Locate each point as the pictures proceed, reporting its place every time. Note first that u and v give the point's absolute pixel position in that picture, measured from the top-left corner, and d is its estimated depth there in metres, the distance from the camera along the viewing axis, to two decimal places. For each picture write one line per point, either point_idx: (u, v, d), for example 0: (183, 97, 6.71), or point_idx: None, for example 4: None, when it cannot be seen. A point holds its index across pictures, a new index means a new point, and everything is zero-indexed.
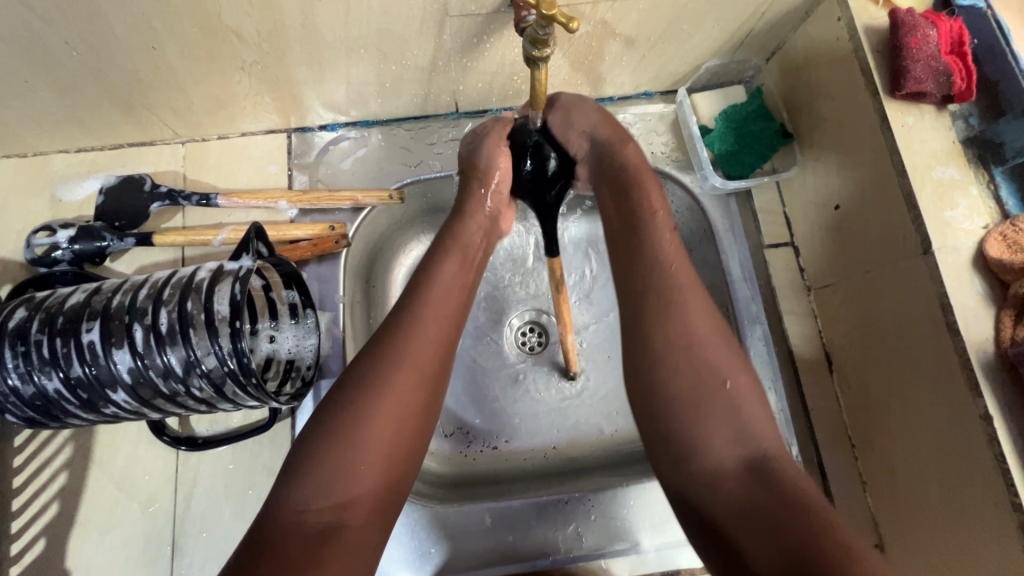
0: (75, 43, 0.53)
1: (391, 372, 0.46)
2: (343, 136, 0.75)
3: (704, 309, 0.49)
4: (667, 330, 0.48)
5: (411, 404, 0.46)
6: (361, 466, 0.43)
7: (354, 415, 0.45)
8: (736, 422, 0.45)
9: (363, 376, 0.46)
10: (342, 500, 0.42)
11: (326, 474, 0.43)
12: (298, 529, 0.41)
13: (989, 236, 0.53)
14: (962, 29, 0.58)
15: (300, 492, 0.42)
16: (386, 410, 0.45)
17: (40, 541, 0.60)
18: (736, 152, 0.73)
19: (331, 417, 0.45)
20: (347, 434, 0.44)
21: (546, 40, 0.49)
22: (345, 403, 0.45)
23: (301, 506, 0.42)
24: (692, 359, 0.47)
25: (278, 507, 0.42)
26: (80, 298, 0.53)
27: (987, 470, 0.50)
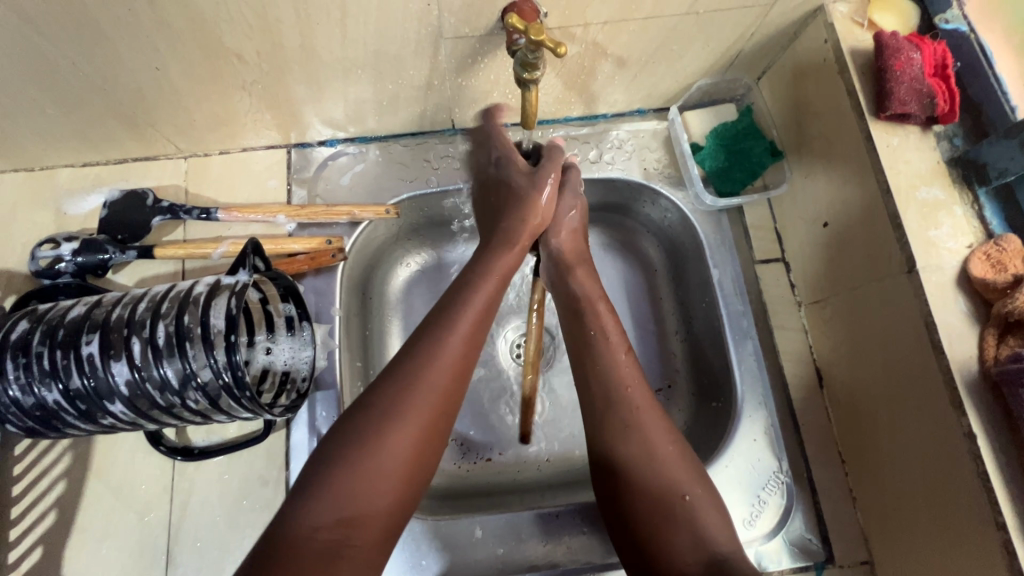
0: (82, 63, 0.55)
1: (410, 396, 0.47)
2: (342, 151, 0.77)
3: (664, 430, 0.52)
4: (624, 439, 0.51)
5: (426, 425, 0.47)
6: (373, 485, 0.44)
7: (374, 436, 0.45)
8: (695, 534, 0.46)
9: (384, 398, 0.47)
10: (350, 518, 0.43)
11: (338, 493, 0.43)
12: (309, 541, 0.41)
13: (973, 255, 0.54)
14: (945, 52, 0.59)
15: (312, 507, 0.42)
16: (402, 433, 0.46)
17: (37, 550, 0.61)
18: (726, 169, 0.75)
19: (351, 434, 0.45)
20: (362, 452, 0.44)
21: (535, 63, 0.50)
22: (362, 425, 0.46)
23: (314, 524, 0.41)
24: (647, 467, 0.49)
25: (288, 522, 0.42)
26: (81, 311, 0.54)
27: (972, 488, 0.50)
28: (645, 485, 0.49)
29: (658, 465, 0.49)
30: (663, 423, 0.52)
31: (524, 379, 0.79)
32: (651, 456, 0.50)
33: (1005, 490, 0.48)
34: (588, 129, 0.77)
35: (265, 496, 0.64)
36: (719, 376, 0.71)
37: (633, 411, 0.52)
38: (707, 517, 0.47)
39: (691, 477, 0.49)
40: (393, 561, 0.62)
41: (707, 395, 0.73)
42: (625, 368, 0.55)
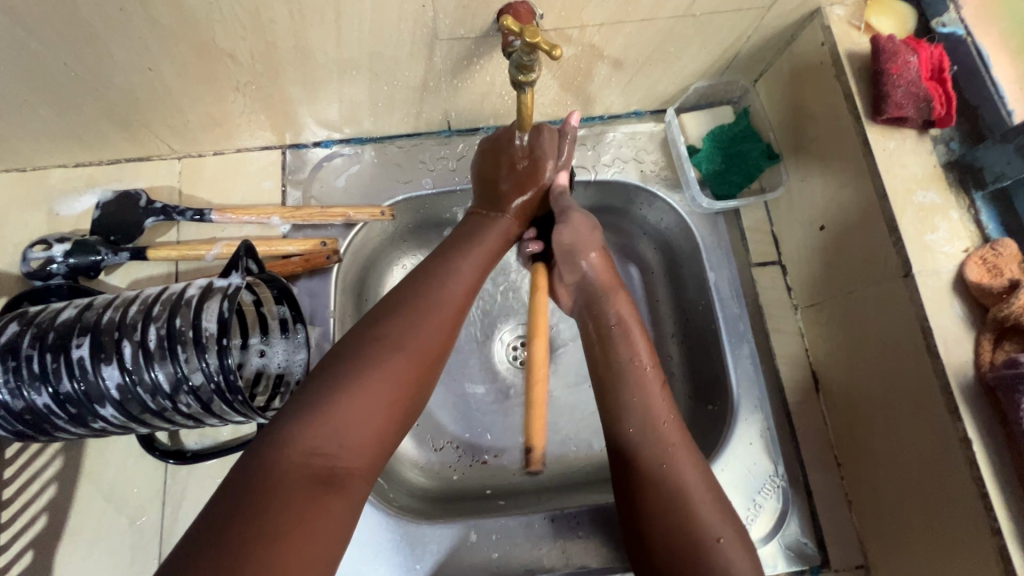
0: (73, 64, 0.54)
1: (406, 331, 0.49)
2: (337, 153, 0.76)
3: (692, 464, 0.52)
4: (654, 475, 0.51)
5: (418, 360, 0.49)
6: (372, 407, 0.44)
7: (372, 363, 0.46)
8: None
9: (377, 333, 0.49)
10: (351, 446, 0.42)
11: (342, 417, 0.42)
12: (309, 466, 0.40)
13: (969, 259, 0.54)
14: (942, 56, 0.59)
15: (313, 430, 0.41)
16: (400, 366, 0.47)
17: (28, 553, 0.61)
18: (724, 171, 0.74)
19: (355, 360, 0.46)
20: (365, 381, 0.45)
21: (531, 65, 0.50)
22: (361, 356, 0.46)
23: (315, 446, 0.40)
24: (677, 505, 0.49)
25: (287, 439, 0.40)
26: (72, 313, 0.54)
27: (968, 493, 0.50)
28: (681, 526, 0.47)
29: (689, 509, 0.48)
30: (692, 458, 0.52)
31: (520, 381, 0.78)
32: (682, 498, 0.49)
33: (1000, 495, 0.48)
34: (585, 131, 0.77)
35: None
36: (715, 379, 0.71)
37: (665, 447, 0.53)
38: (737, 559, 0.46)
39: (721, 521, 0.48)
40: (386, 565, 0.62)
41: (703, 398, 0.72)
42: (654, 402, 0.56)
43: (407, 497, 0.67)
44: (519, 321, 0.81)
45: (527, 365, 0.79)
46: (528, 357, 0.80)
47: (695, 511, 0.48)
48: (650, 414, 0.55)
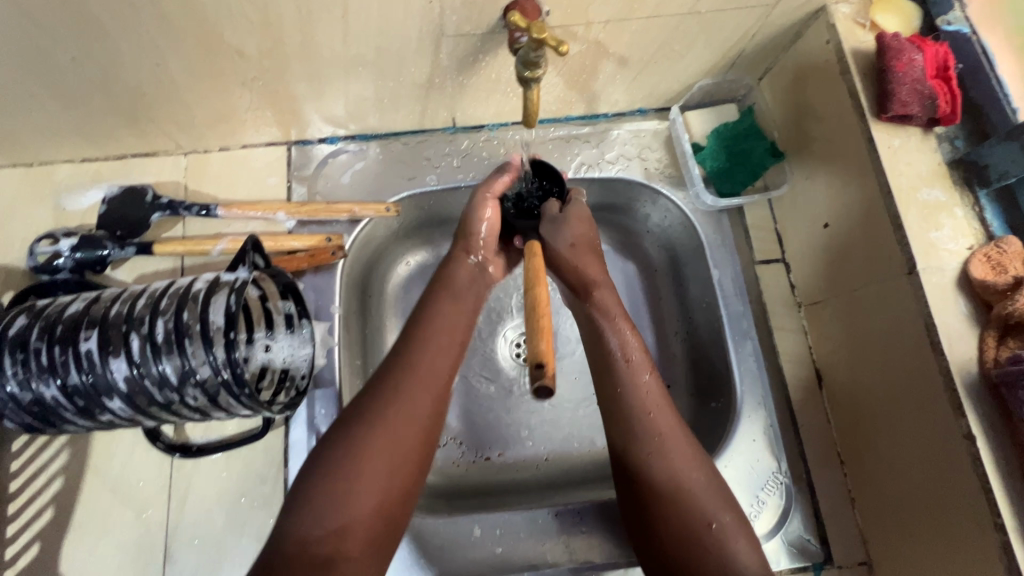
0: (82, 59, 0.54)
1: (388, 402, 0.49)
2: (343, 149, 0.76)
3: (687, 450, 0.52)
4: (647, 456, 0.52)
5: (409, 431, 0.49)
6: (361, 491, 0.46)
7: (357, 446, 0.47)
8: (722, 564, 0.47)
9: (362, 408, 0.49)
10: (340, 529, 0.44)
11: (326, 504, 0.45)
12: (303, 556, 0.43)
13: (974, 256, 0.54)
14: (948, 54, 0.59)
15: (302, 522, 0.44)
16: (380, 444, 0.48)
17: (34, 546, 0.61)
18: (728, 169, 0.74)
19: (337, 443, 0.48)
20: (349, 465, 0.46)
21: (537, 61, 0.51)
22: (347, 439, 0.48)
23: (303, 536, 0.43)
24: (676, 499, 0.50)
25: (281, 538, 0.44)
26: (80, 307, 0.54)
27: (971, 490, 0.50)
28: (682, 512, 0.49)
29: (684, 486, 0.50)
30: (688, 446, 0.53)
31: (523, 378, 0.78)
32: (681, 490, 0.50)
33: (1004, 491, 0.48)
34: (589, 129, 0.77)
35: (264, 493, 0.64)
36: (719, 377, 0.71)
37: (655, 437, 0.53)
38: (739, 548, 0.47)
39: (721, 507, 0.50)
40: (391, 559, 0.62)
41: (706, 395, 0.73)
42: (648, 392, 0.55)
43: None
44: (522, 318, 0.81)
45: None
46: None
47: (690, 498, 0.50)
48: (648, 414, 0.54)
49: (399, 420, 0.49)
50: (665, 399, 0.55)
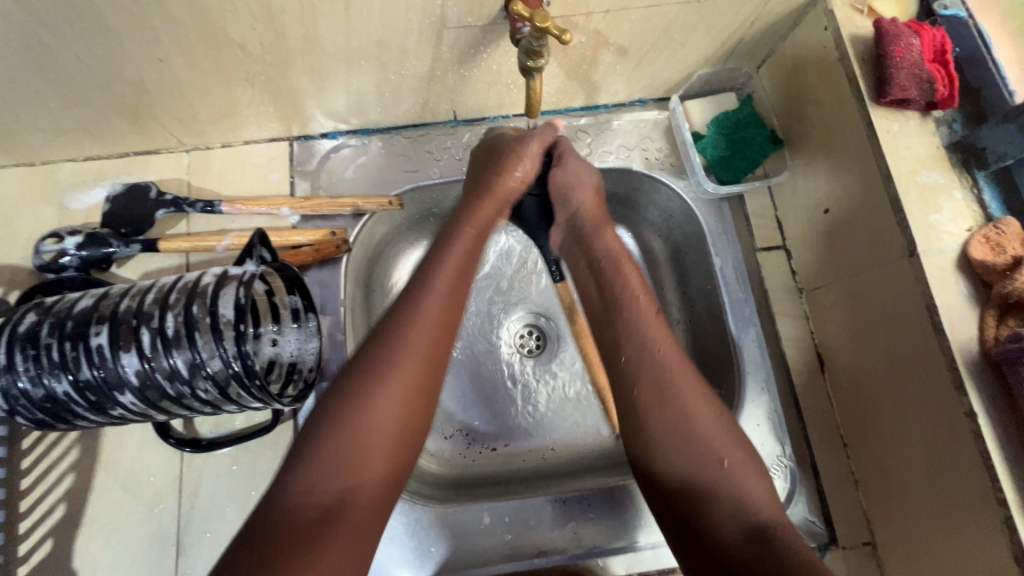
0: (85, 56, 0.55)
1: (392, 357, 0.49)
2: (344, 144, 0.77)
3: (700, 396, 0.53)
4: (648, 388, 0.54)
5: (412, 389, 0.49)
6: (365, 446, 0.46)
7: (359, 404, 0.47)
8: (736, 501, 0.48)
9: (368, 368, 0.49)
10: (345, 485, 0.45)
11: (326, 461, 0.45)
12: (301, 510, 0.43)
13: (973, 238, 0.55)
14: (945, 38, 0.60)
15: (302, 479, 0.44)
16: (381, 406, 0.47)
17: (47, 542, 0.61)
18: (728, 158, 0.75)
19: (333, 399, 0.48)
20: (348, 421, 0.46)
21: (540, 51, 0.52)
22: (349, 393, 0.48)
23: (303, 492, 0.43)
24: (712, 438, 0.51)
25: (281, 493, 0.44)
26: (89, 302, 0.54)
27: (974, 466, 0.51)
28: (684, 444, 0.51)
29: (675, 399, 0.53)
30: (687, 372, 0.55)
31: (528, 369, 0.79)
32: (692, 427, 0.52)
33: (1006, 468, 0.49)
34: (589, 120, 0.77)
35: None
36: (722, 363, 0.72)
37: (655, 355, 0.56)
38: (753, 489, 0.49)
39: (726, 441, 0.51)
40: (399, 547, 0.63)
41: (709, 381, 0.74)
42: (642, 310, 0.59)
43: (422, 485, 0.68)
44: (526, 311, 0.81)
45: (535, 352, 0.80)
46: (535, 345, 0.80)
47: (698, 433, 0.52)
48: (655, 352, 0.56)
49: (407, 380, 0.49)
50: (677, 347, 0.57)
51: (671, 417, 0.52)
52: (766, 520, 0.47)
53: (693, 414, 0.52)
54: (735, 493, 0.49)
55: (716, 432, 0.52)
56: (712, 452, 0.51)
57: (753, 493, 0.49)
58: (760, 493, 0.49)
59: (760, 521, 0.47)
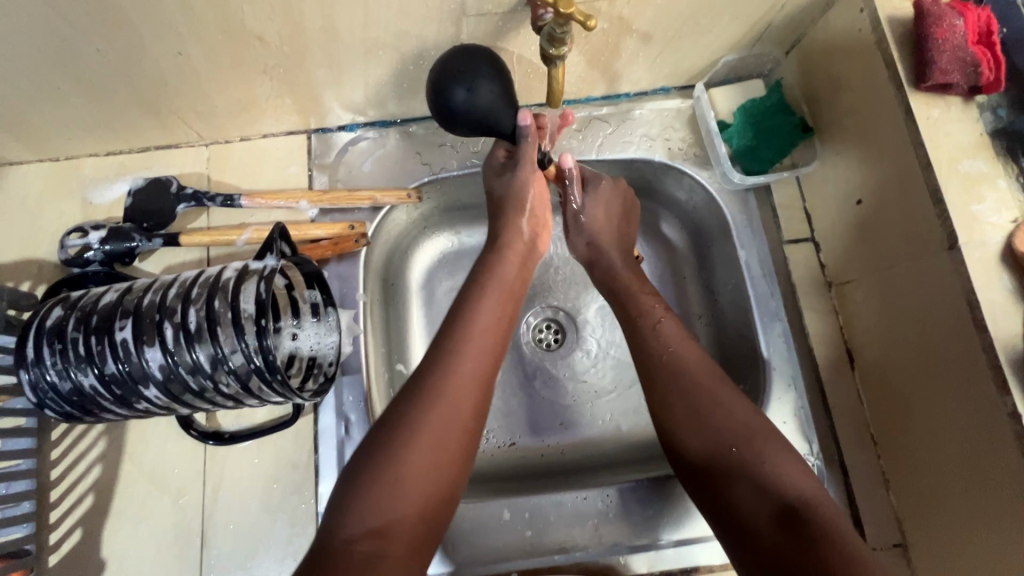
0: (105, 50, 0.55)
1: (438, 393, 0.49)
2: (362, 136, 0.76)
3: (717, 381, 0.55)
4: (667, 384, 0.56)
5: (458, 428, 0.49)
6: (410, 483, 0.46)
7: (408, 439, 0.47)
8: (760, 485, 0.49)
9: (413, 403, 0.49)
10: (382, 528, 0.44)
11: (372, 500, 0.45)
12: (345, 552, 0.43)
13: (1018, 230, 0.52)
14: (990, 18, 0.57)
15: (347, 517, 0.44)
16: (426, 442, 0.47)
17: (76, 532, 0.63)
18: (755, 147, 0.73)
19: (386, 431, 0.48)
20: (395, 460, 0.46)
21: (562, 38, 0.50)
22: (398, 428, 0.48)
23: (348, 534, 0.43)
24: (731, 424, 0.52)
25: (328, 535, 0.44)
26: (113, 297, 0.55)
27: (1018, 469, 0.48)
28: (706, 437, 0.53)
29: (692, 387, 0.55)
30: (693, 348, 0.58)
31: (547, 363, 0.78)
32: (711, 418, 0.53)
33: None
34: (610, 109, 0.75)
35: (296, 480, 0.64)
36: (747, 359, 0.70)
37: (666, 347, 0.59)
38: (785, 469, 0.50)
39: (747, 426, 0.52)
40: None
41: (733, 376, 0.72)
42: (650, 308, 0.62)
43: None
44: (544, 305, 0.80)
45: (553, 347, 0.79)
46: (554, 340, 0.79)
47: (718, 420, 0.53)
48: (672, 353, 0.58)
49: (444, 418, 0.49)
50: (683, 334, 0.60)
51: (685, 421, 0.54)
52: (798, 500, 0.48)
53: (720, 400, 0.54)
54: (761, 479, 0.50)
55: (736, 413, 0.53)
56: (734, 438, 0.52)
57: (784, 478, 0.49)
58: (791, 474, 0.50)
59: (794, 500, 0.48)
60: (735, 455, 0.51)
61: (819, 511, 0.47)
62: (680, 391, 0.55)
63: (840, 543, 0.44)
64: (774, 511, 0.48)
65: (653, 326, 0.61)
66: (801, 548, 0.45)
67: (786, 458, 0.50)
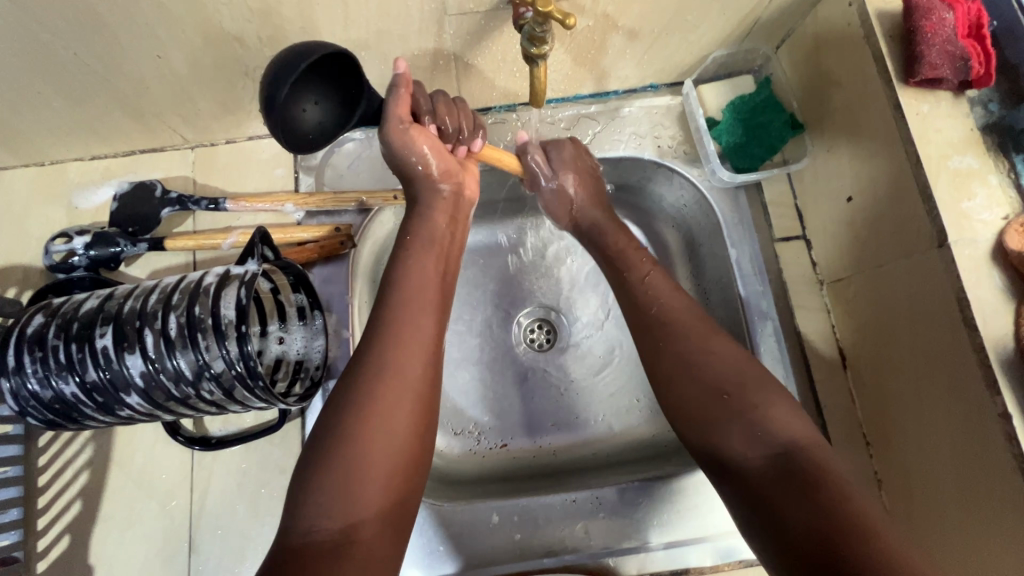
0: (84, 55, 0.54)
1: (386, 371, 0.49)
2: (348, 137, 0.75)
3: (705, 330, 0.57)
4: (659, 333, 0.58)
5: (409, 404, 0.49)
6: (374, 465, 0.46)
7: (362, 423, 0.47)
8: (751, 430, 0.50)
9: (362, 385, 0.48)
10: (350, 513, 0.44)
11: (334, 486, 0.44)
12: (311, 541, 0.42)
13: (1009, 227, 0.51)
14: (980, 11, 0.56)
15: (311, 506, 0.44)
16: (382, 424, 0.47)
17: (64, 538, 0.63)
18: (745, 144, 0.71)
19: (341, 416, 0.47)
20: (352, 445, 0.46)
21: (543, 37, 0.49)
22: (349, 412, 0.47)
23: (311, 522, 0.43)
24: (719, 372, 0.53)
25: (291, 524, 0.43)
26: (94, 303, 0.54)
27: (1007, 470, 0.48)
28: (693, 384, 0.54)
29: (679, 334, 0.57)
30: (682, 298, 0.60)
31: (539, 364, 0.77)
32: (698, 366, 0.54)
33: None
34: (599, 107, 0.74)
35: (283, 485, 0.64)
36: None
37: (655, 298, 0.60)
38: (776, 414, 0.50)
39: (732, 373, 0.53)
40: (411, 547, 0.62)
41: None
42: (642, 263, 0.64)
43: (431, 482, 0.67)
44: (535, 305, 0.80)
45: (545, 348, 0.78)
46: (546, 340, 0.78)
47: (705, 369, 0.54)
48: (661, 303, 0.60)
49: (393, 395, 0.48)
50: (671, 284, 0.62)
51: (673, 374, 0.55)
52: (790, 442, 0.48)
53: (708, 348, 0.55)
54: (749, 424, 0.50)
55: (725, 360, 0.54)
56: (721, 385, 0.53)
57: (776, 422, 0.49)
58: (783, 420, 0.50)
59: (785, 443, 0.48)
60: (724, 400, 0.52)
61: (810, 454, 0.47)
62: (669, 341, 0.57)
63: (834, 482, 0.45)
64: (768, 455, 0.48)
65: (640, 279, 0.63)
66: (800, 490, 0.45)
67: (777, 403, 0.51)
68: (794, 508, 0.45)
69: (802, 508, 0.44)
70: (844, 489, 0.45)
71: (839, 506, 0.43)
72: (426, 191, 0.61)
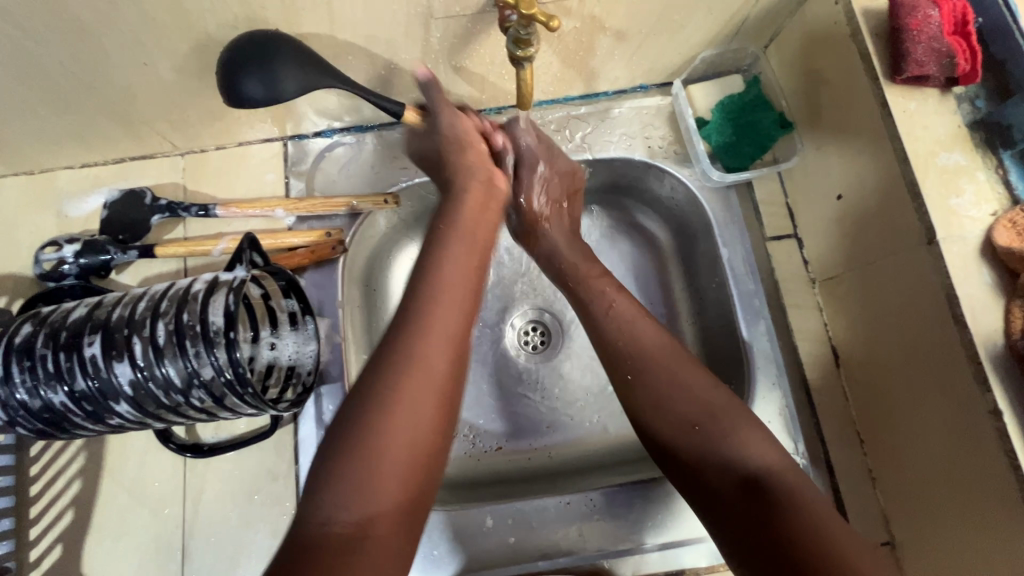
0: (70, 64, 0.54)
1: (408, 361, 0.46)
2: (339, 142, 0.75)
3: (673, 357, 0.56)
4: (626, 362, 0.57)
5: (431, 397, 0.46)
6: (391, 460, 0.44)
7: (377, 415, 0.44)
8: (722, 457, 0.50)
9: (380, 379, 0.46)
10: (364, 512, 0.42)
11: (349, 482, 0.42)
12: (323, 538, 0.40)
13: (998, 222, 0.51)
14: (966, 8, 0.55)
15: (322, 502, 0.41)
16: (401, 418, 0.45)
17: (57, 548, 0.62)
18: (735, 143, 0.72)
19: (359, 407, 0.45)
20: (366, 439, 0.43)
21: (528, 39, 0.50)
22: (366, 404, 0.45)
23: (324, 519, 0.41)
24: (687, 402, 0.53)
25: (301, 520, 0.41)
26: (82, 312, 0.54)
27: (999, 466, 0.48)
28: (664, 415, 0.53)
29: (648, 363, 0.56)
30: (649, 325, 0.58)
31: (533, 366, 0.77)
32: (667, 396, 0.54)
33: None
34: (589, 108, 0.74)
35: (276, 491, 0.64)
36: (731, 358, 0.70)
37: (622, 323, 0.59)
38: (745, 440, 0.50)
39: (698, 402, 0.52)
40: None
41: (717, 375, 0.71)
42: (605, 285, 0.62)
43: None
44: (528, 307, 0.80)
45: (539, 349, 0.78)
46: (540, 342, 0.78)
47: (672, 400, 0.53)
48: (623, 333, 0.58)
49: (414, 385, 0.46)
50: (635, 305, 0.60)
51: (646, 398, 0.55)
52: (759, 468, 0.48)
53: (675, 377, 0.54)
54: (719, 451, 0.50)
55: (692, 389, 0.53)
56: (691, 414, 0.52)
57: (745, 449, 0.49)
58: (752, 445, 0.49)
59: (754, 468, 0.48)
60: (694, 430, 0.52)
61: (781, 476, 0.47)
62: (636, 372, 0.56)
63: (808, 507, 0.45)
64: (740, 480, 0.48)
65: (604, 310, 0.61)
66: (771, 514, 0.45)
67: (745, 429, 0.50)
68: (774, 529, 0.44)
69: (772, 533, 0.44)
70: (816, 514, 0.44)
71: (808, 527, 0.43)
72: (463, 176, 0.60)
